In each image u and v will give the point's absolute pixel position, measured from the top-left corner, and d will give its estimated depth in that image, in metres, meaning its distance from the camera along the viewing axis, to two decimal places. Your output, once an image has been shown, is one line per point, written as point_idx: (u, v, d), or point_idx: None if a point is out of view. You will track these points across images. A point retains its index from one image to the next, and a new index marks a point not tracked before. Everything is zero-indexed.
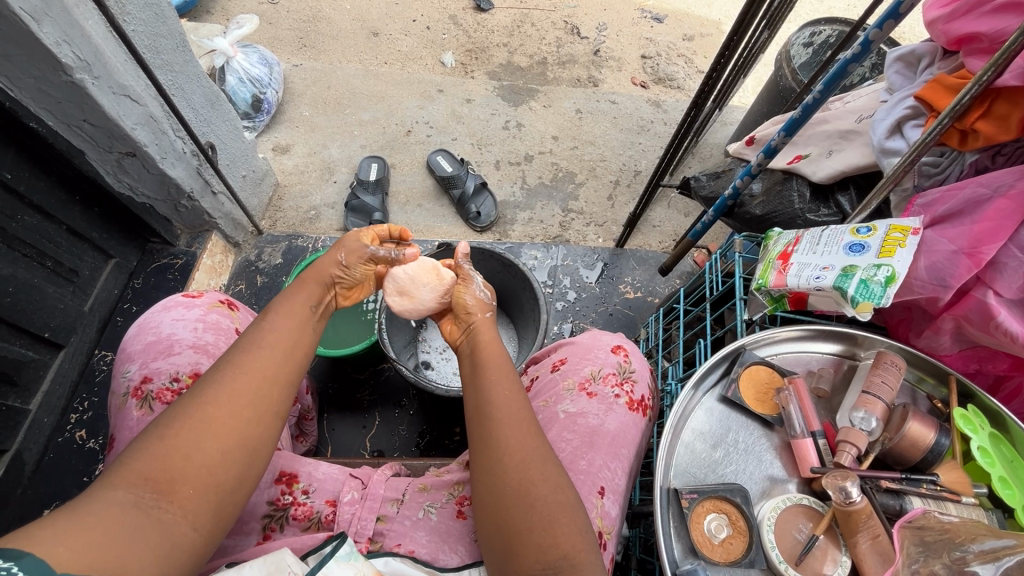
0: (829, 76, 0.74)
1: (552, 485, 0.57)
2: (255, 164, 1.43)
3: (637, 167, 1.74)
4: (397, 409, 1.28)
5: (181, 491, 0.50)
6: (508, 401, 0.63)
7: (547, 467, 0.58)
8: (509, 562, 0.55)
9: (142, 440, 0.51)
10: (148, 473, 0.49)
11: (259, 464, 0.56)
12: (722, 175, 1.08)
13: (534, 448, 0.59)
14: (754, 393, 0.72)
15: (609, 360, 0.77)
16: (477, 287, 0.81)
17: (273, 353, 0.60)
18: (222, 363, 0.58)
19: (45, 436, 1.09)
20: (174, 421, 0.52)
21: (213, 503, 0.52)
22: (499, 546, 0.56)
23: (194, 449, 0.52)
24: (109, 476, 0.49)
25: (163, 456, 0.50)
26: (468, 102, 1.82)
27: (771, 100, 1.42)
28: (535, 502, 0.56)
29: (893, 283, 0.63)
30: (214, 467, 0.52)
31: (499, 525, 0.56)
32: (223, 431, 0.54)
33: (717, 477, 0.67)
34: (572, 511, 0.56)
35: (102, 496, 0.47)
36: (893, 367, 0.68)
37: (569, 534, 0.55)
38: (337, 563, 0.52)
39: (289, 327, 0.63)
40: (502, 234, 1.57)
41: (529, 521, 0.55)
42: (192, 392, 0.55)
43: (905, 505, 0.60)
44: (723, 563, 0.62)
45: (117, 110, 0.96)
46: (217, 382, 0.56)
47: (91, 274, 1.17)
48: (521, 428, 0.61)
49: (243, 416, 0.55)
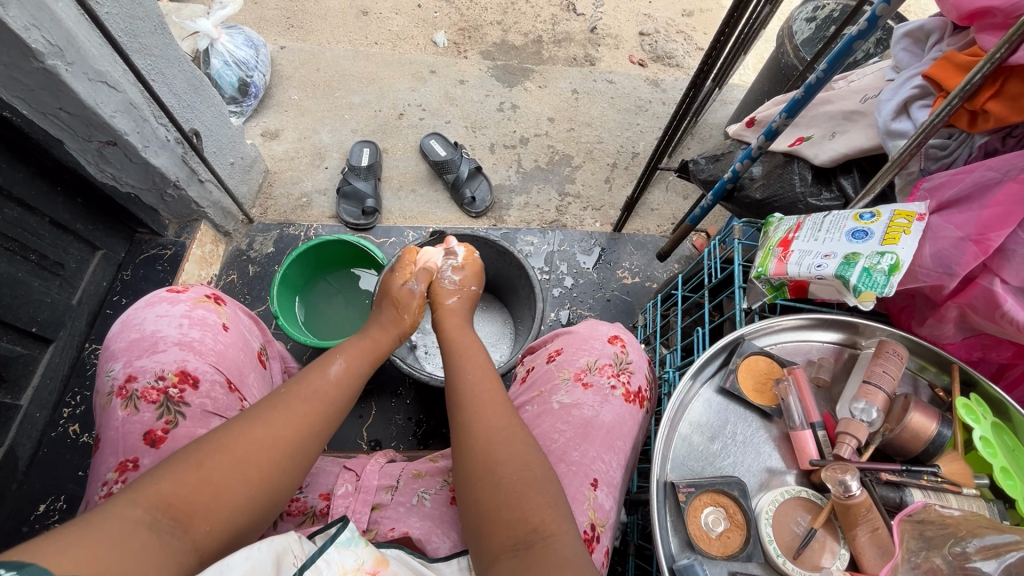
0: (833, 54, 0.70)
1: (517, 463, 0.56)
2: (243, 151, 1.40)
3: (634, 149, 1.71)
4: (394, 398, 1.28)
5: (196, 526, 0.49)
6: (480, 389, 0.65)
7: (512, 447, 0.58)
8: (482, 545, 0.53)
9: (178, 460, 0.52)
10: (174, 499, 0.49)
11: (272, 509, 0.56)
12: (722, 158, 1.03)
13: (498, 430, 0.60)
14: (753, 383, 0.70)
15: (606, 350, 0.75)
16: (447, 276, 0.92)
17: (324, 405, 0.63)
18: (270, 406, 0.60)
19: (38, 431, 1.08)
20: (217, 452, 0.53)
21: (216, 545, 0.51)
22: (473, 534, 0.54)
23: (227, 488, 0.52)
24: (132, 490, 0.48)
25: (194, 485, 0.50)
26: (461, 83, 1.77)
27: (774, 78, 1.38)
28: (501, 481, 0.55)
29: (897, 271, 0.61)
30: (235, 507, 0.52)
31: (473, 511, 0.55)
32: (259, 474, 0.54)
33: (714, 470, 0.66)
34: (540, 486, 0.55)
35: (120, 512, 0.46)
36: (895, 356, 0.67)
37: (538, 507, 0.53)
38: (337, 551, 0.50)
39: (349, 384, 0.68)
40: (498, 220, 1.55)
41: (496, 500, 0.54)
42: (240, 425, 0.56)
43: (905, 498, 0.59)
44: (720, 556, 0.61)
45: (94, 97, 0.92)
46: (270, 425, 0.57)
47: (78, 266, 1.15)
48: (489, 411, 0.62)
49: (280, 465, 0.56)
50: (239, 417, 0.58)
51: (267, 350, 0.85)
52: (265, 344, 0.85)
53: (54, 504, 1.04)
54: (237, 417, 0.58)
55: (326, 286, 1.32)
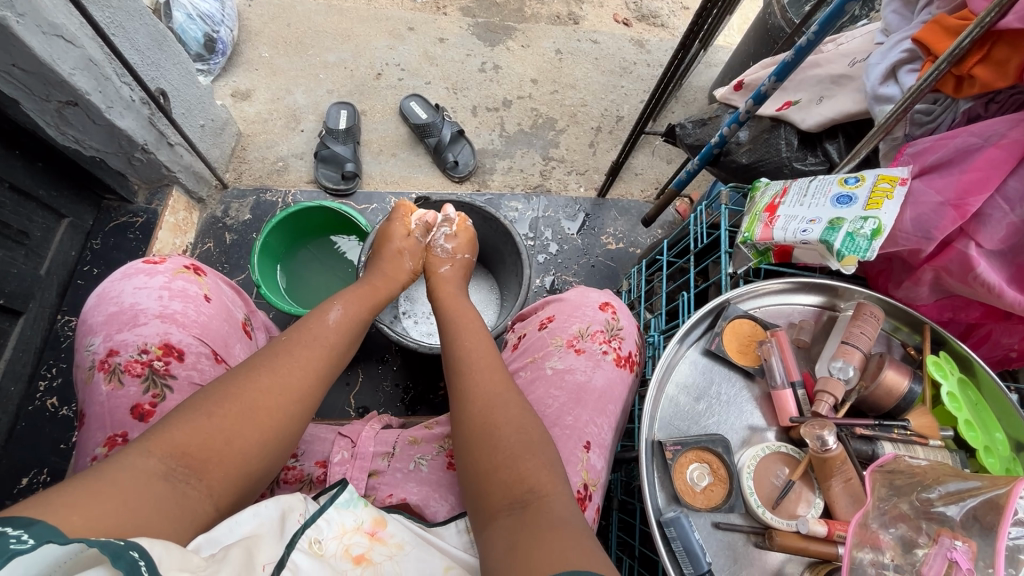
0: (826, 16, 0.70)
1: (517, 425, 0.58)
2: (214, 112, 1.33)
3: (619, 112, 1.69)
4: (380, 364, 1.29)
5: (209, 472, 0.51)
6: (479, 355, 0.66)
7: (510, 411, 0.59)
8: (481, 505, 0.54)
9: (186, 412, 0.53)
10: (185, 448, 0.51)
11: (285, 453, 0.59)
12: (708, 122, 1.01)
13: (498, 394, 0.61)
14: (737, 344, 0.73)
15: (597, 317, 0.76)
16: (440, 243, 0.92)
17: (324, 352, 0.64)
18: (270, 356, 0.61)
19: (15, 405, 1.05)
20: (223, 402, 0.55)
21: (232, 489, 0.53)
22: (472, 492, 0.56)
23: (236, 435, 0.54)
24: (143, 441, 0.50)
25: (204, 434, 0.52)
26: (441, 42, 1.70)
27: (760, 40, 1.37)
28: (500, 443, 0.56)
29: (879, 235, 0.63)
30: (246, 453, 0.54)
31: (472, 471, 0.57)
32: (266, 421, 0.56)
33: (700, 428, 0.69)
34: (538, 449, 0.56)
35: (133, 462, 0.48)
36: (872, 318, 0.70)
37: (535, 470, 0.54)
38: (337, 512, 0.54)
39: (348, 331, 0.69)
40: (481, 185, 1.53)
41: (494, 461, 0.55)
42: (243, 375, 0.58)
43: (877, 450, 0.63)
44: (704, 508, 0.65)
45: (50, 52, 0.86)
46: (273, 373, 0.59)
47: (43, 235, 1.09)
48: (489, 377, 0.63)
49: (286, 411, 0.58)
50: (241, 367, 0.59)
51: (251, 320, 0.83)
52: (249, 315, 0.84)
53: (37, 477, 1.03)
54: (240, 367, 0.59)
55: (304, 254, 1.29)
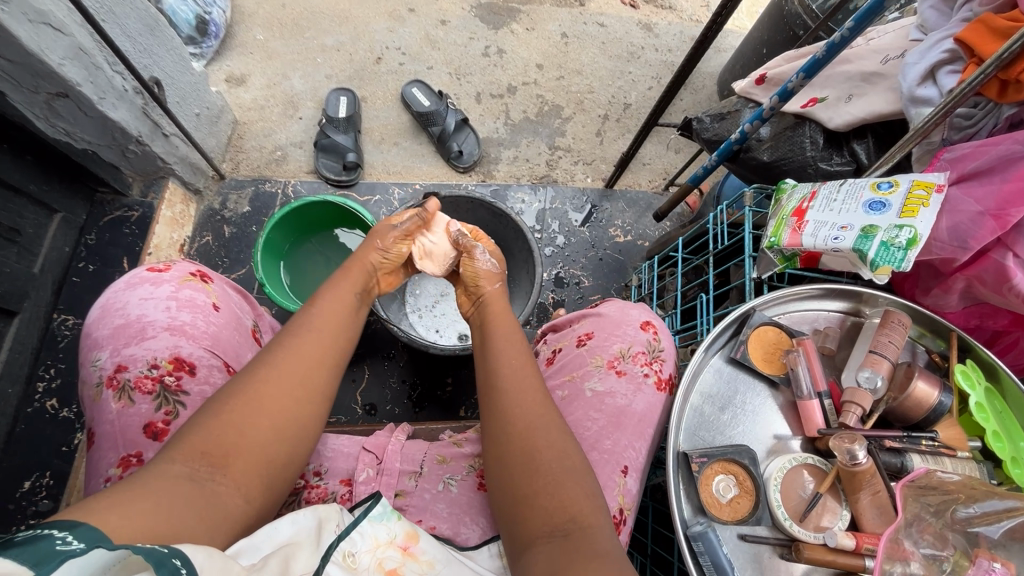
0: (862, 12, 0.66)
1: (558, 451, 0.58)
2: (209, 100, 1.28)
3: (626, 100, 1.64)
4: (386, 361, 1.27)
5: (231, 467, 0.53)
6: (520, 376, 0.64)
7: (552, 434, 0.59)
8: (518, 525, 0.56)
9: (201, 416, 0.55)
10: (205, 449, 0.53)
11: (307, 439, 0.60)
12: (727, 117, 0.98)
13: (539, 416, 0.61)
14: (762, 353, 0.71)
15: (639, 337, 0.74)
16: (483, 255, 0.80)
17: (322, 336, 0.65)
18: (276, 352, 0.61)
19: (13, 407, 1.02)
20: (229, 400, 0.56)
21: (259, 480, 0.55)
22: (509, 510, 0.57)
23: (248, 427, 0.55)
24: (168, 449, 0.52)
25: (219, 432, 0.54)
26: (443, 24, 1.64)
27: (775, 26, 1.33)
28: (540, 468, 0.57)
29: (915, 245, 0.61)
30: (263, 444, 0.56)
31: (510, 490, 0.58)
32: (276, 410, 0.58)
33: (725, 439, 0.68)
34: (580, 477, 0.57)
35: (161, 469, 0.50)
36: (900, 326, 0.68)
37: (577, 499, 0.55)
38: (370, 525, 0.56)
39: (342, 313, 0.69)
40: (487, 175, 1.49)
41: (535, 486, 0.56)
42: (247, 373, 0.59)
43: (907, 463, 0.62)
44: (730, 520, 0.64)
45: (38, 41, 0.81)
46: (273, 364, 0.60)
47: (35, 232, 1.05)
48: (531, 397, 0.62)
49: (294, 398, 0.59)
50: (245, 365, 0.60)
51: (260, 325, 0.80)
52: (257, 321, 0.81)
53: (40, 480, 1.00)
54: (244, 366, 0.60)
55: (308, 249, 1.25)
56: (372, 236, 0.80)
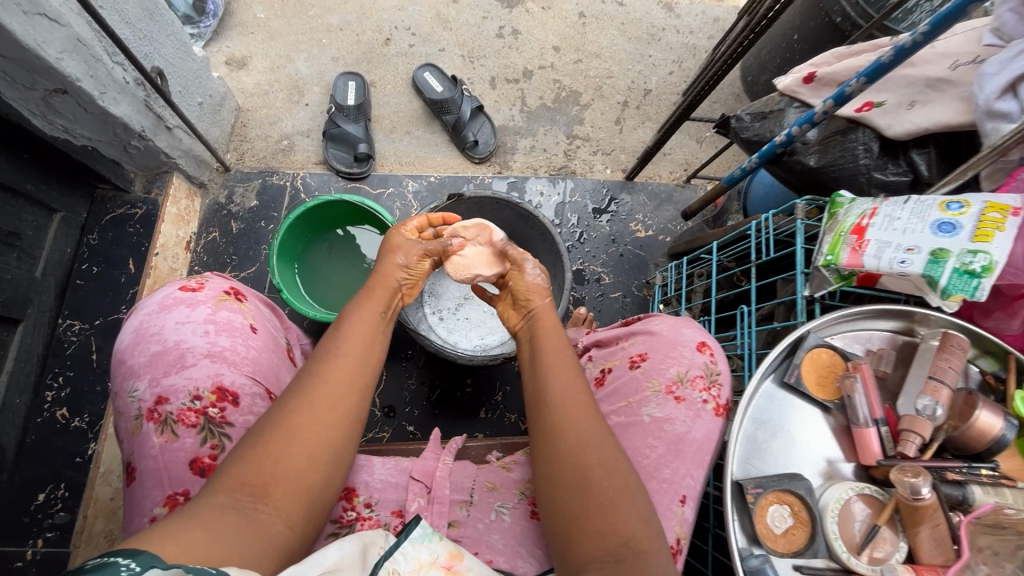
0: (940, 15, 0.61)
1: (611, 470, 0.55)
2: (212, 87, 1.20)
3: (646, 85, 1.57)
4: (404, 361, 1.24)
5: (272, 493, 0.50)
6: (572, 395, 0.61)
7: (605, 451, 0.57)
8: (569, 548, 0.54)
9: (240, 446, 0.53)
10: (244, 478, 0.50)
11: (345, 461, 0.57)
12: (769, 116, 0.93)
13: (589, 433, 0.58)
14: (816, 377, 0.69)
15: (696, 360, 0.70)
16: (533, 268, 0.77)
17: (353, 352, 0.61)
18: (316, 375, 0.58)
19: (21, 418, 0.98)
20: (265, 425, 0.53)
21: (302, 506, 0.52)
22: (561, 533, 0.55)
23: (286, 451, 0.52)
24: (209, 482, 0.50)
25: (257, 459, 0.51)
26: (454, 2, 1.54)
27: (810, 12, 1.26)
28: (591, 487, 0.55)
29: (990, 273, 0.59)
30: (302, 467, 0.53)
31: (560, 512, 0.56)
32: (312, 432, 0.54)
33: (779, 467, 0.66)
34: (634, 497, 0.54)
35: (203, 501, 0.47)
36: (959, 351, 0.66)
37: (631, 522, 0.52)
38: (412, 546, 0.52)
39: (371, 326, 0.65)
40: (503, 166, 1.43)
41: (586, 508, 0.54)
42: (281, 396, 0.56)
43: (968, 496, 0.61)
44: (786, 552, 0.63)
45: (34, 35, 0.73)
46: (307, 384, 0.57)
47: (35, 234, 0.99)
48: (582, 413, 0.60)
49: (330, 417, 0.56)
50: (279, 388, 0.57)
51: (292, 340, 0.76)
52: (288, 335, 0.76)
53: (55, 492, 0.98)
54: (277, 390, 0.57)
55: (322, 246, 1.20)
56: (391, 249, 0.75)
